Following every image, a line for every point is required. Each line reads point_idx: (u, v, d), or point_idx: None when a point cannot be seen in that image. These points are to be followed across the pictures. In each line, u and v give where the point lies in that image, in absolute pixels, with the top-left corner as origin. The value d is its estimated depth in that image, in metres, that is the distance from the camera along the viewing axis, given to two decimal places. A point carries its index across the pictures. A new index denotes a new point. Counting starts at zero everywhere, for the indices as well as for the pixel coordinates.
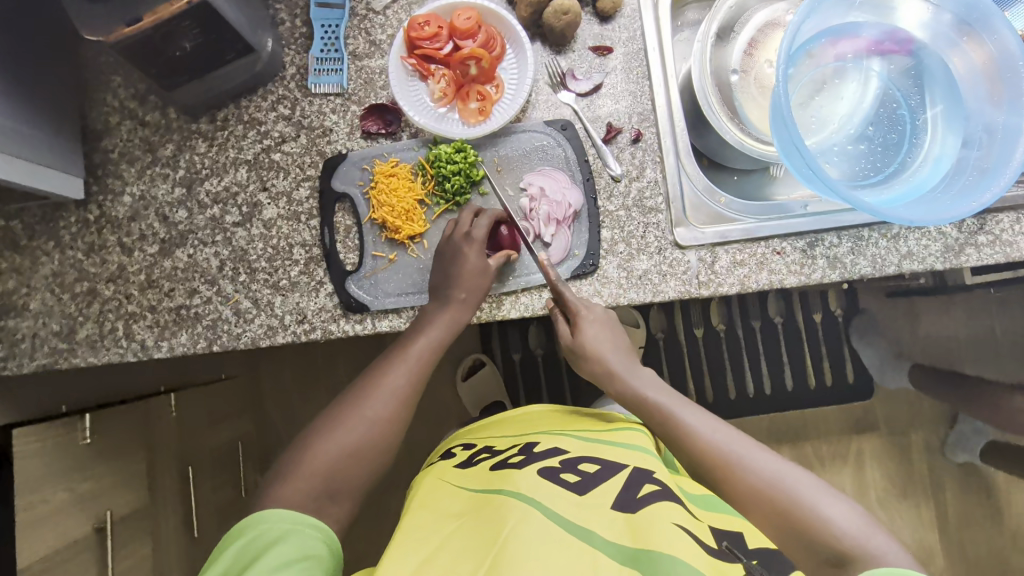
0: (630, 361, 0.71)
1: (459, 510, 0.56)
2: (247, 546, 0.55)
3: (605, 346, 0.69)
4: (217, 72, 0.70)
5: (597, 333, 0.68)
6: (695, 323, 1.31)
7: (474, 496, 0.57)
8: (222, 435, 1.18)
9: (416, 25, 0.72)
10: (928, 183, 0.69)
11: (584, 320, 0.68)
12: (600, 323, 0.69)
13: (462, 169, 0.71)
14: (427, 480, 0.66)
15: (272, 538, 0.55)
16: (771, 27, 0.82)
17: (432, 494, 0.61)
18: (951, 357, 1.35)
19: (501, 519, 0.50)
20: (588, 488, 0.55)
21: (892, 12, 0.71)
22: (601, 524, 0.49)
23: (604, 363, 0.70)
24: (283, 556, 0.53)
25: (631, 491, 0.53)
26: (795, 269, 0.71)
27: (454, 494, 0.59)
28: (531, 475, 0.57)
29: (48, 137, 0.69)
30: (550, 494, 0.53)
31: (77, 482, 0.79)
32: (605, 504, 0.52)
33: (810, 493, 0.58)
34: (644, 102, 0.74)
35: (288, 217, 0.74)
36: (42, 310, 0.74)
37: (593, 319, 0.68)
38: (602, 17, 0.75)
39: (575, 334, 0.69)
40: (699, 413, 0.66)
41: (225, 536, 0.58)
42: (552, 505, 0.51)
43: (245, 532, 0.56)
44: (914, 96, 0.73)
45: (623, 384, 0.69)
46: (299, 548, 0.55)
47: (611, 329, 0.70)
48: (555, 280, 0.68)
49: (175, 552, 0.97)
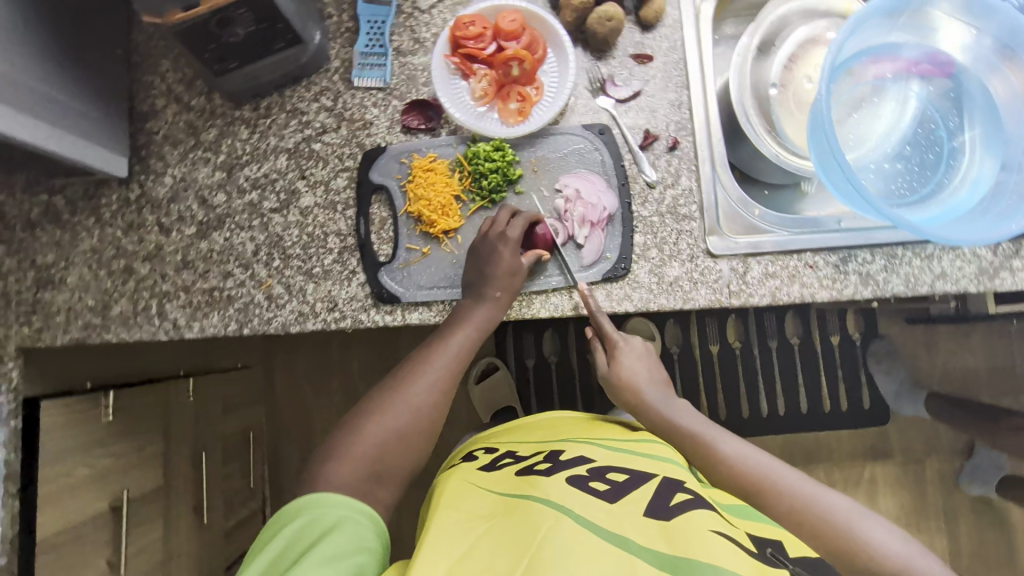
0: (666, 395, 0.72)
1: (489, 511, 0.56)
2: (304, 528, 0.56)
3: (641, 377, 0.73)
4: (265, 61, 0.72)
5: (632, 363, 0.74)
6: (711, 339, 1.31)
7: (503, 500, 0.57)
8: (236, 423, 1.19)
9: (461, 24, 0.73)
10: (966, 204, 0.69)
11: (619, 352, 0.74)
12: (635, 355, 0.75)
13: (500, 167, 0.73)
14: (453, 479, 0.66)
15: (328, 523, 0.57)
16: (811, 44, 0.83)
17: (459, 493, 0.61)
18: (969, 387, 1.34)
19: (534, 523, 0.50)
20: (619, 496, 0.55)
21: (934, 34, 0.72)
22: (635, 530, 0.49)
23: (639, 395, 0.72)
24: (338, 542, 0.55)
25: (662, 500, 0.53)
26: (827, 284, 0.71)
27: (482, 495, 0.59)
28: (560, 482, 0.57)
29: (98, 116, 0.70)
30: (581, 501, 0.53)
31: (97, 458, 0.79)
32: (638, 512, 0.51)
33: (848, 517, 0.58)
34: (682, 111, 0.75)
35: (325, 206, 0.75)
36: (78, 285, 0.75)
37: (631, 351, 0.74)
38: (643, 26, 0.76)
39: (611, 364, 0.74)
40: (732, 441, 0.66)
41: (277, 520, 0.59)
42: (584, 512, 0.51)
43: (302, 513, 0.58)
44: (953, 118, 0.74)
45: (657, 416, 0.71)
46: (352, 534, 0.56)
47: (646, 361, 0.75)
48: (595, 311, 0.70)
49: (185, 536, 0.97)
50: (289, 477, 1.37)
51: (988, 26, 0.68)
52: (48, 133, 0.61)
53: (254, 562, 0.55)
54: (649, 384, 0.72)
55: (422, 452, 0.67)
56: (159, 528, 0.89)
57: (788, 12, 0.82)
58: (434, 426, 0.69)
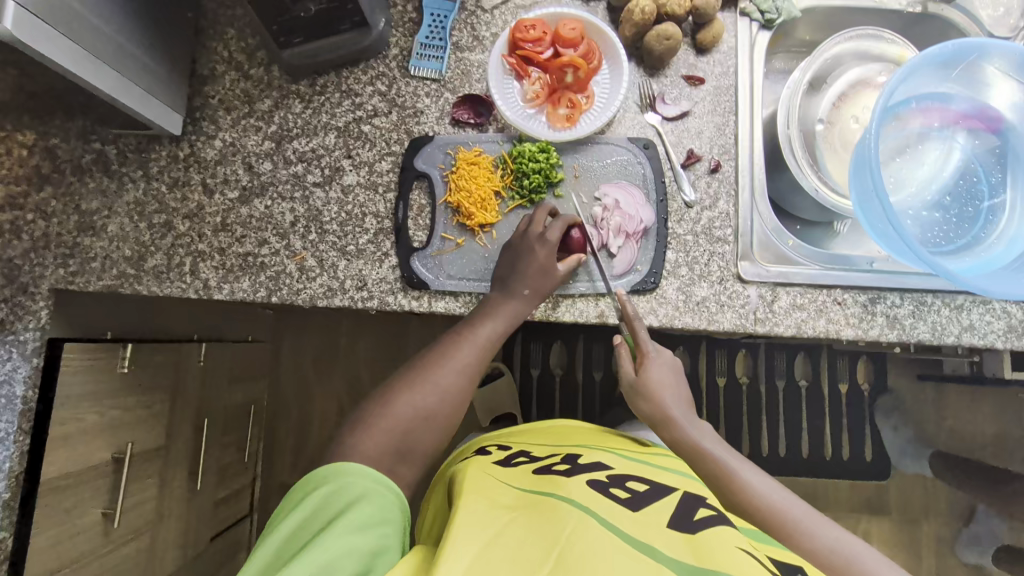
0: (690, 412, 0.72)
1: (510, 503, 0.56)
2: (330, 497, 0.57)
3: (668, 391, 0.71)
4: (328, 40, 0.73)
5: (662, 374, 0.72)
6: (718, 372, 1.28)
7: (523, 494, 0.58)
8: (241, 393, 1.19)
9: (523, 27, 0.75)
10: (1001, 259, 0.71)
11: (650, 362, 0.71)
12: (665, 366, 0.72)
13: (543, 169, 0.74)
14: (470, 468, 0.67)
15: (354, 494, 0.57)
16: (862, 85, 0.85)
17: (476, 482, 0.62)
18: (975, 451, 1.32)
19: (558, 521, 0.51)
20: (640, 505, 0.55)
21: (987, 89, 0.73)
22: (658, 539, 0.49)
23: (665, 408, 0.70)
24: (364, 513, 0.55)
25: (685, 514, 0.53)
26: (853, 322, 0.71)
27: (500, 488, 0.60)
28: (582, 485, 0.58)
29: (161, 71, 0.72)
30: (603, 505, 0.53)
31: (109, 408, 0.78)
32: (661, 523, 0.52)
33: (872, 564, 0.57)
34: (727, 136, 0.76)
35: (367, 186, 0.77)
36: (118, 235, 0.77)
37: (661, 362, 0.72)
38: (698, 50, 0.78)
39: (640, 373, 0.72)
40: (758, 473, 0.66)
41: (306, 484, 0.60)
42: (608, 516, 0.51)
43: (328, 483, 0.59)
44: (996, 174, 0.75)
45: (681, 432, 0.70)
46: (378, 507, 0.56)
47: (674, 377, 0.73)
48: (631, 317, 0.68)
49: (177, 501, 0.94)
50: (282, 455, 1.37)
51: None
52: (115, 80, 0.63)
53: (280, 526, 0.55)
54: (676, 397, 0.71)
55: (435, 438, 0.68)
56: (159, 486, 0.89)
57: (844, 52, 0.83)
58: (450, 415, 0.69)
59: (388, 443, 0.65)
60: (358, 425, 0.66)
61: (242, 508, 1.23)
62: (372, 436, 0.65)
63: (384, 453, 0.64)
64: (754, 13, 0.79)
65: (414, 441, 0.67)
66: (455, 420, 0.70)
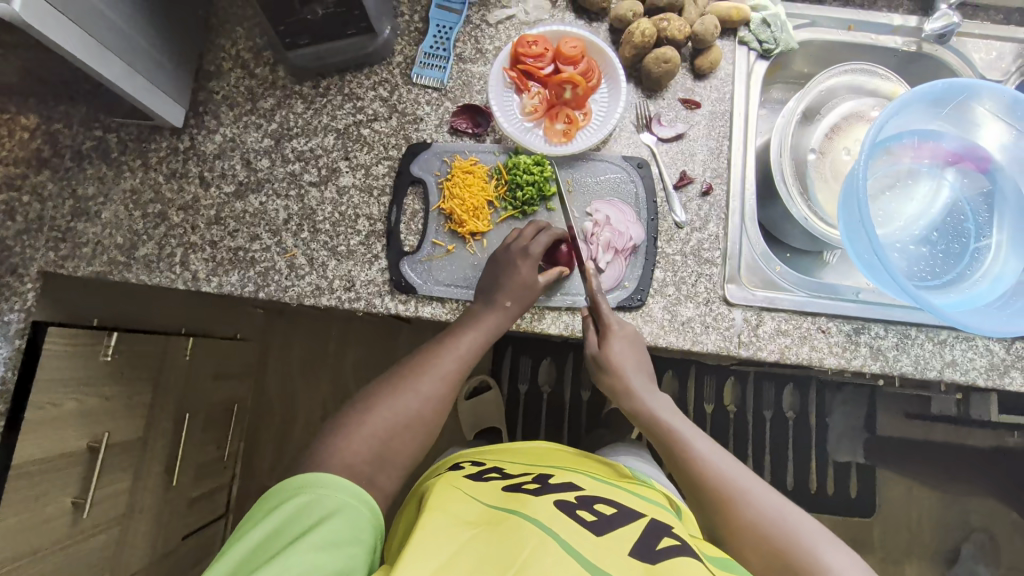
0: (649, 382, 0.73)
1: (473, 519, 0.56)
2: (301, 509, 0.56)
3: (629, 367, 0.70)
4: (334, 43, 0.75)
5: (624, 350, 0.70)
6: (706, 399, 1.27)
7: (489, 511, 0.57)
8: (225, 391, 1.18)
9: (525, 42, 0.76)
10: (984, 297, 0.72)
11: (612, 335, 0.70)
12: (629, 341, 0.70)
13: (537, 182, 0.75)
14: (439, 483, 0.66)
15: (326, 508, 0.56)
16: (855, 118, 0.87)
17: (443, 496, 0.61)
18: (960, 494, 1.30)
19: (519, 540, 0.50)
20: (605, 530, 0.54)
21: (976, 129, 0.75)
22: (617, 568, 0.48)
23: (625, 380, 0.71)
24: (334, 531, 0.54)
25: (649, 542, 0.53)
26: (837, 351, 0.71)
27: (467, 502, 0.59)
28: (549, 505, 0.57)
29: (167, 64, 0.73)
30: (566, 527, 0.53)
31: (88, 395, 0.77)
32: (623, 550, 0.51)
33: (806, 538, 0.58)
34: (721, 160, 0.77)
35: (362, 188, 0.77)
36: (111, 222, 0.77)
37: (623, 336, 0.70)
38: (697, 74, 0.79)
39: (602, 346, 0.70)
40: (706, 439, 0.67)
41: (282, 487, 0.59)
42: (570, 539, 0.51)
43: (301, 493, 0.58)
44: (983, 214, 0.76)
45: (639, 403, 0.71)
46: (350, 525, 0.56)
47: (638, 351, 0.71)
48: (595, 291, 0.71)
49: (151, 496, 0.93)
50: (261, 457, 1.35)
51: None
52: (122, 71, 0.65)
53: (249, 534, 0.54)
54: (636, 371, 0.70)
55: (414, 445, 0.68)
56: (134, 479, 0.88)
57: (837, 85, 0.86)
58: (429, 422, 0.69)
59: (365, 447, 0.64)
60: (336, 427, 0.66)
61: (216, 508, 1.21)
62: (350, 439, 0.64)
63: (361, 457, 0.64)
64: (752, 43, 0.80)
65: (392, 447, 0.66)
66: (434, 427, 0.70)
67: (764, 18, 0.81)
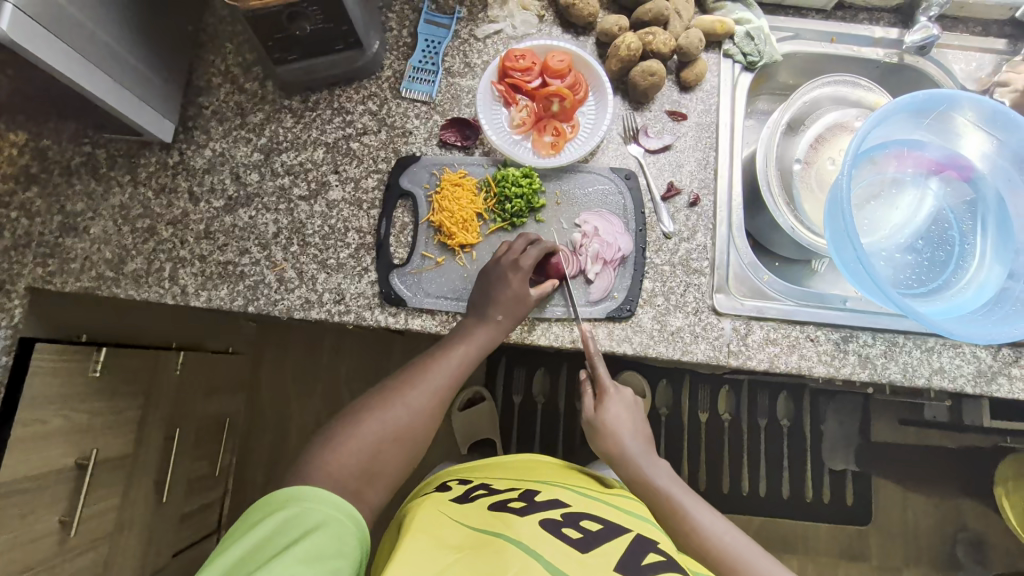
0: (648, 450, 0.73)
1: (458, 543, 0.56)
2: (286, 522, 0.55)
3: (625, 430, 0.73)
4: (323, 58, 0.75)
5: (619, 414, 0.73)
6: (701, 407, 1.27)
7: (474, 534, 0.57)
8: (216, 405, 1.17)
9: (513, 57, 0.77)
10: (969, 304, 0.73)
11: (609, 398, 0.73)
12: (624, 404, 0.74)
13: (526, 194, 0.75)
14: (426, 507, 0.66)
15: (311, 521, 0.56)
16: (839, 128, 0.88)
17: (429, 522, 0.61)
18: (958, 500, 1.30)
19: (503, 563, 0.51)
20: (590, 547, 0.54)
21: (957, 139, 0.77)
22: None
23: (621, 445, 0.72)
24: (320, 543, 0.54)
25: (634, 557, 0.53)
26: (826, 359, 0.72)
27: (453, 527, 0.59)
28: (533, 525, 0.57)
29: (155, 81, 0.74)
30: (552, 548, 0.53)
31: (76, 411, 0.76)
32: (608, 565, 0.51)
33: None
34: (708, 171, 0.78)
35: (351, 202, 0.78)
36: (100, 237, 0.77)
37: (619, 401, 0.73)
38: (683, 87, 0.80)
39: (598, 409, 0.73)
40: (711, 514, 0.67)
41: (267, 500, 0.59)
42: (554, 560, 0.51)
43: (285, 507, 0.57)
44: (966, 222, 0.77)
45: (636, 468, 0.71)
46: (335, 539, 0.55)
47: (634, 415, 0.74)
48: (592, 353, 0.71)
49: (140, 513, 0.91)
50: (254, 472, 1.34)
51: (1008, 141, 0.73)
52: (109, 87, 0.65)
53: (231, 547, 0.53)
54: (634, 437, 0.72)
55: (403, 459, 0.67)
56: (122, 495, 0.87)
57: (821, 96, 0.87)
58: (420, 435, 0.69)
59: (354, 462, 0.64)
60: (325, 442, 0.65)
61: (208, 524, 1.20)
62: (339, 454, 0.64)
63: (349, 472, 0.63)
64: (736, 55, 0.82)
65: (381, 461, 0.65)
66: (424, 439, 0.70)
67: (747, 31, 0.82)
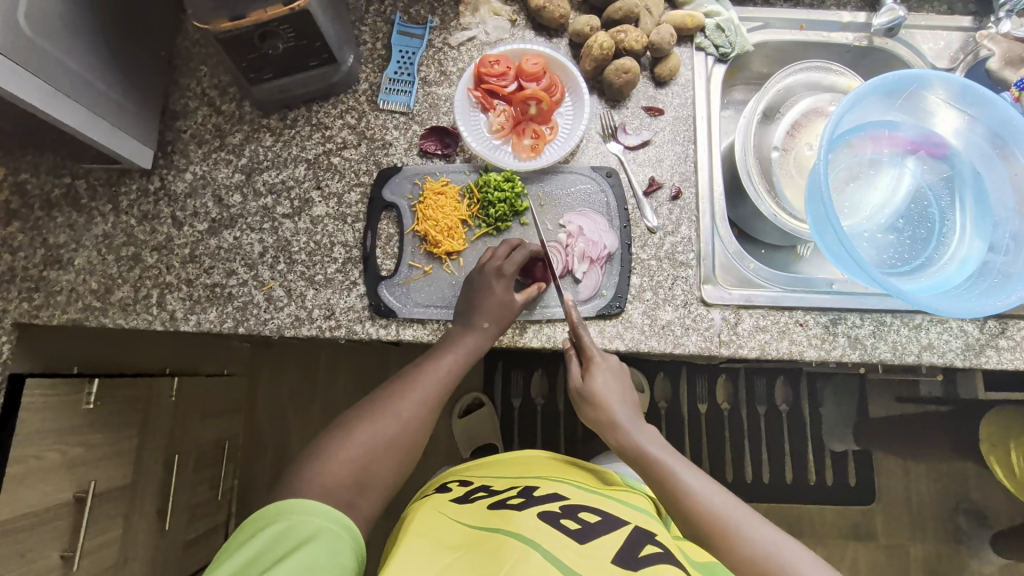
0: (635, 415, 0.71)
1: (456, 543, 0.56)
2: (280, 535, 0.56)
3: (613, 398, 0.70)
4: (297, 76, 0.75)
5: (607, 382, 0.70)
6: (700, 398, 1.27)
7: (473, 533, 0.57)
8: (214, 429, 1.17)
9: (487, 62, 0.77)
10: (953, 280, 0.74)
11: (596, 367, 0.70)
12: (611, 372, 0.70)
13: (508, 199, 0.75)
14: (425, 509, 0.66)
15: (304, 534, 0.56)
16: (814, 113, 0.89)
17: (428, 524, 0.61)
18: (960, 473, 1.30)
19: (501, 556, 0.51)
20: (588, 538, 0.54)
21: (930, 117, 0.78)
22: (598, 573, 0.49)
23: (611, 413, 0.70)
24: (315, 554, 0.54)
25: (632, 550, 0.53)
26: (815, 343, 0.72)
27: (453, 527, 0.60)
28: (532, 518, 0.57)
29: (131, 108, 0.74)
30: (550, 538, 0.53)
31: (71, 445, 0.76)
32: (605, 556, 0.51)
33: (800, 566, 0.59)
34: (688, 164, 0.78)
35: (336, 217, 0.78)
36: (84, 267, 0.76)
37: (606, 368, 0.70)
38: (657, 82, 0.81)
39: (585, 379, 0.70)
40: (700, 476, 0.65)
41: (258, 515, 0.59)
42: (552, 550, 0.51)
43: (282, 519, 0.57)
44: (944, 197, 0.79)
45: (626, 437, 0.69)
46: (329, 548, 0.55)
47: (621, 382, 0.71)
48: (575, 321, 0.69)
49: (142, 542, 0.90)
50: (257, 494, 1.33)
51: (980, 115, 0.74)
52: (84, 117, 0.65)
53: (225, 563, 0.54)
54: (620, 402, 0.70)
55: (399, 469, 0.67)
56: (123, 526, 0.86)
57: (794, 83, 0.88)
58: (415, 443, 0.69)
59: (349, 474, 0.64)
60: (319, 457, 0.65)
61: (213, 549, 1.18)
62: (334, 467, 0.64)
63: (346, 484, 0.63)
64: (709, 48, 0.82)
65: (377, 471, 0.65)
66: (418, 448, 0.70)
67: (718, 23, 0.83)
